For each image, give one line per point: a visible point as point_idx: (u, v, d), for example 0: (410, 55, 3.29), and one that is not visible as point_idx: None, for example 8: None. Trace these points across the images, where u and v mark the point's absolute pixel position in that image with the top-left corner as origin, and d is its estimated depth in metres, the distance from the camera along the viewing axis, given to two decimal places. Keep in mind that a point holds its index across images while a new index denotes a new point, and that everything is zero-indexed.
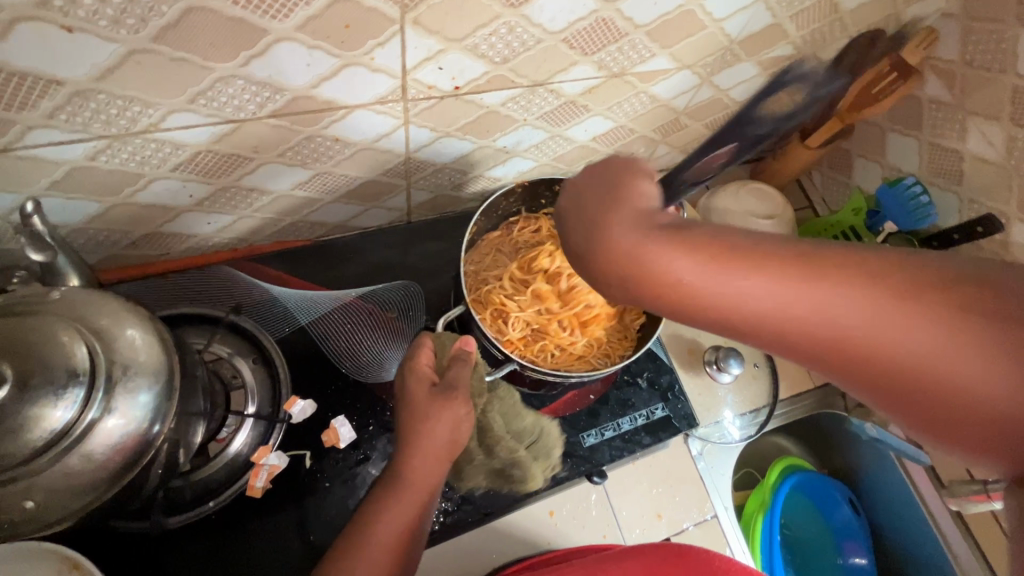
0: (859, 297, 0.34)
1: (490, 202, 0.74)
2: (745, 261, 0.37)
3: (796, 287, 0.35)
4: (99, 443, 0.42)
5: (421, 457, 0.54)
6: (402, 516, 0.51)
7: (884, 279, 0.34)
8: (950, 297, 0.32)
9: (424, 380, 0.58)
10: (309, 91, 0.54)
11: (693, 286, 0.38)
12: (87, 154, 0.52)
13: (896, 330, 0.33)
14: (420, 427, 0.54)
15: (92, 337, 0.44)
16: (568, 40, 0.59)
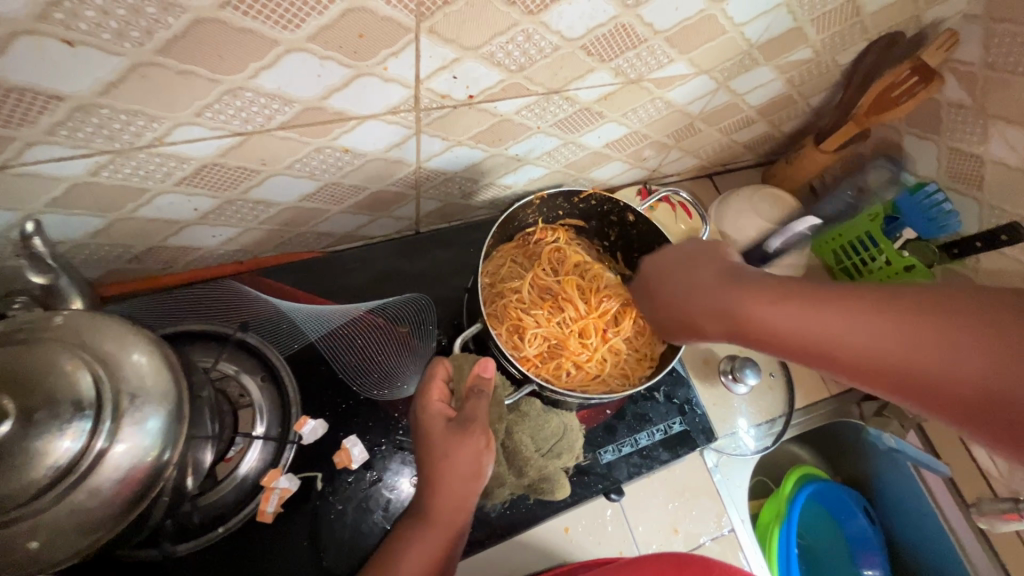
0: (876, 317, 0.40)
1: (511, 210, 0.72)
2: (780, 296, 0.45)
3: (821, 315, 0.42)
4: (107, 475, 0.40)
5: (440, 491, 0.53)
6: (427, 552, 0.51)
7: (882, 302, 0.40)
8: (962, 308, 0.37)
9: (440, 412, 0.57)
10: (320, 103, 0.52)
11: (744, 319, 0.47)
12: (89, 170, 0.50)
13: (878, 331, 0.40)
14: (438, 460, 0.53)
15: (97, 364, 0.42)
16: (586, 47, 0.57)
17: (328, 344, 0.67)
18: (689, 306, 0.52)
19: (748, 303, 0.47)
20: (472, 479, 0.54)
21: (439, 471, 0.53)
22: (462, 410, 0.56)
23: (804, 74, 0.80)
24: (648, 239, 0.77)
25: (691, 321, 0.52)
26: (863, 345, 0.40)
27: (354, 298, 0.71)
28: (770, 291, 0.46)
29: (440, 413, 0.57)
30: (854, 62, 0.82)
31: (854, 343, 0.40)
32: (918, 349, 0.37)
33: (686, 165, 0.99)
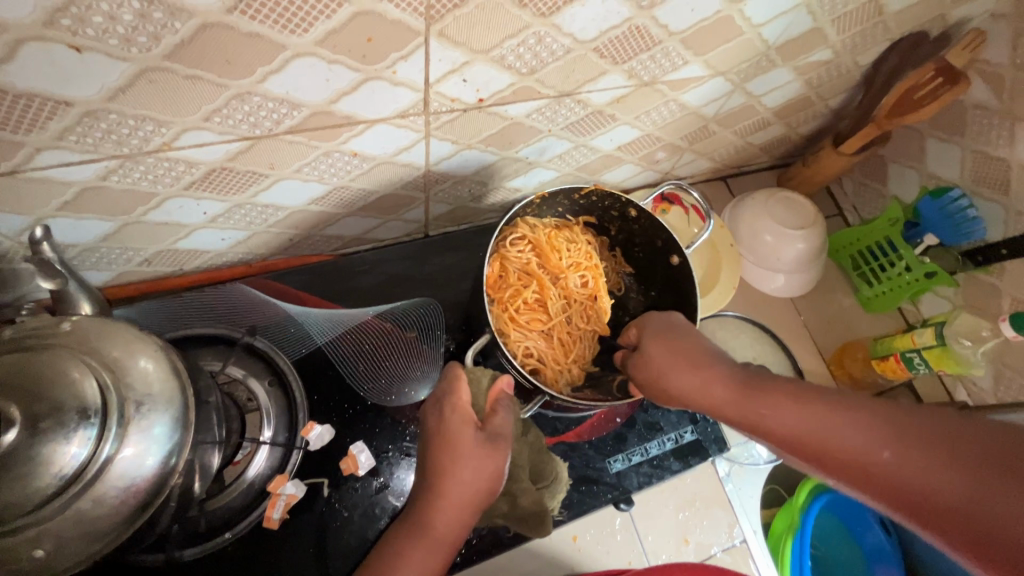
0: (861, 422, 0.43)
1: (513, 212, 0.67)
2: (780, 390, 0.49)
3: (806, 414, 0.46)
4: (112, 484, 0.40)
5: (449, 508, 0.50)
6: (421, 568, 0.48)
7: (865, 410, 0.44)
8: (934, 431, 0.40)
9: (470, 421, 0.52)
10: (328, 107, 0.51)
11: (746, 409, 0.51)
12: (98, 174, 0.50)
13: (856, 435, 0.43)
14: (457, 478, 0.49)
15: (104, 370, 0.42)
16: (599, 49, 0.56)
17: (354, 329, 0.68)
18: (695, 385, 0.55)
19: (751, 393, 0.51)
20: (482, 497, 0.51)
21: (456, 488, 0.49)
22: (490, 420, 0.54)
23: (822, 76, 0.78)
24: (650, 231, 0.73)
25: (694, 401, 0.56)
26: (851, 447, 0.43)
27: (363, 302, 0.71)
28: (771, 386, 0.50)
29: (468, 422, 0.52)
30: (875, 63, 0.80)
31: (842, 447, 0.43)
32: (896, 452, 0.41)
33: (700, 168, 0.97)
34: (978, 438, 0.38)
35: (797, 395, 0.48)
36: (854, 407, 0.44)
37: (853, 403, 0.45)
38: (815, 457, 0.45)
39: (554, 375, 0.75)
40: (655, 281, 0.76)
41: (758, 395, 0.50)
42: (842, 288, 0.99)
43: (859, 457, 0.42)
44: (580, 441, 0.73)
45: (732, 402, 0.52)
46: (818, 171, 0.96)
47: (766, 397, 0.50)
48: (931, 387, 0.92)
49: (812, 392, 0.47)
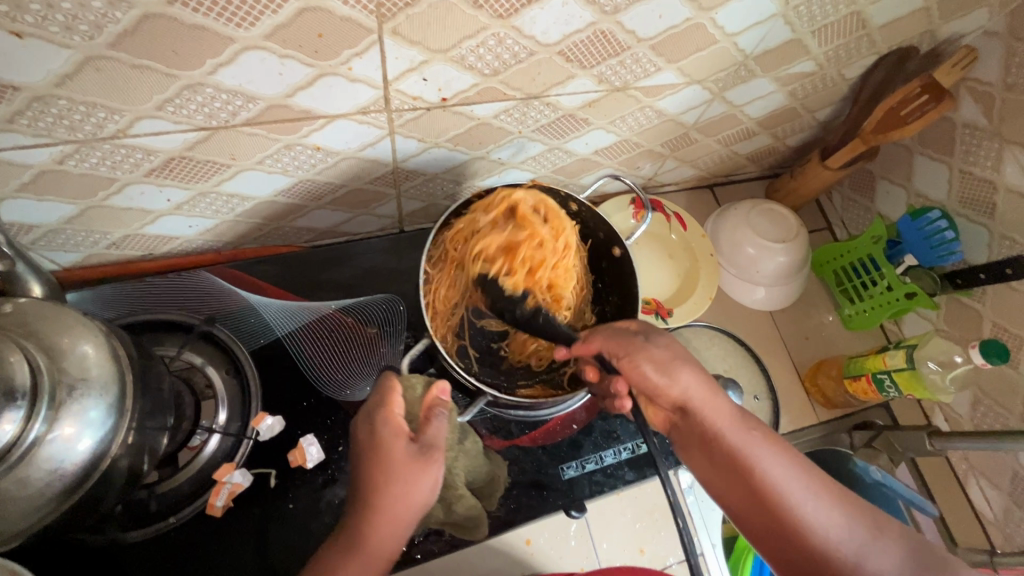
0: (826, 495, 0.51)
1: (444, 217, 0.67)
2: (776, 444, 0.53)
3: (792, 471, 0.52)
4: (38, 465, 0.41)
5: (389, 523, 0.48)
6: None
7: (831, 488, 0.52)
8: (872, 526, 0.50)
9: (402, 434, 0.50)
10: (285, 101, 0.51)
11: (739, 442, 0.53)
12: (54, 158, 0.50)
13: (820, 506, 0.50)
14: (391, 493, 0.48)
15: (39, 353, 0.43)
16: (564, 52, 0.56)
17: (321, 318, 0.68)
18: (702, 401, 0.56)
19: (750, 432, 0.54)
20: (418, 510, 0.49)
21: (393, 503, 0.47)
22: (422, 430, 0.51)
23: (807, 88, 0.77)
24: (592, 226, 0.74)
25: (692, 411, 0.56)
26: (812, 518, 0.50)
27: (326, 295, 0.71)
28: (768, 432, 0.54)
29: (400, 433, 0.50)
30: (862, 76, 0.78)
31: (807, 511, 0.50)
32: (841, 531, 0.49)
33: (684, 175, 0.96)
34: (895, 545, 0.49)
35: (787, 455, 0.53)
36: (825, 483, 0.52)
37: (826, 479, 0.52)
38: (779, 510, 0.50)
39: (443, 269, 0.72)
40: (601, 274, 0.76)
41: (756, 432, 0.54)
42: (823, 304, 0.97)
43: (813, 527, 0.49)
44: (535, 446, 0.72)
45: (730, 427, 0.54)
46: (805, 184, 0.94)
47: (764, 438, 0.54)
48: (907, 409, 0.91)
49: (796, 455, 0.54)
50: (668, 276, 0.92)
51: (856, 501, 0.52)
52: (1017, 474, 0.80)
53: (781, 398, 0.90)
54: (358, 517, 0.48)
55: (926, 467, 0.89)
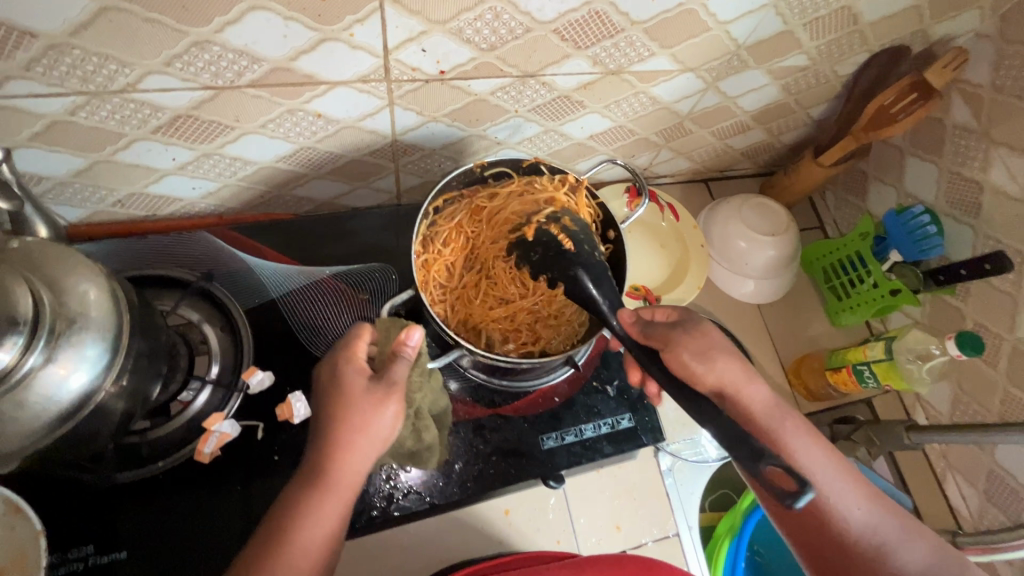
0: (847, 480, 0.54)
1: (443, 183, 0.64)
2: (809, 433, 0.56)
3: (819, 456, 0.55)
4: (37, 391, 0.43)
5: (351, 455, 0.49)
6: (326, 523, 0.47)
7: (851, 471, 0.55)
8: (886, 507, 0.54)
9: (363, 370, 0.53)
10: (288, 64, 0.53)
11: (776, 428, 0.55)
12: (66, 109, 0.53)
13: (843, 490, 0.54)
14: (350, 423, 0.50)
15: (43, 287, 0.45)
16: (559, 31, 0.58)
17: (316, 283, 0.71)
18: (745, 392, 0.56)
19: (786, 419, 0.56)
20: (379, 444, 0.51)
21: (352, 434, 0.49)
22: (388, 368, 0.53)
23: (800, 82, 0.79)
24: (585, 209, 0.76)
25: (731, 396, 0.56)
26: (837, 505, 0.53)
27: (321, 262, 0.73)
28: (798, 420, 0.57)
29: (360, 369, 0.53)
30: (855, 74, 0.80)
31: (831, 493, 0.53)
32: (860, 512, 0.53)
33: (680, 167, 0.97)
34: (907, 524, 0.54)
35: (818, 446, 0.55)
36: (846, 467, 0.55)
37: (847, 464, 0.56)
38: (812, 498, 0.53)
39: (438, 243, 0.69)
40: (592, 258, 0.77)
41: (788, 419, 0.56)
42: (811, 300, 0.98)
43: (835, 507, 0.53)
44: (516, 416, 0.70)
45: (765, 413, 0.56)
46: (797, 182, 0.95)
47: (795, 425, 0.56)
48: (889, 405, 0.92)
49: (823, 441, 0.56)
50: (658, 265, 0.94)
51: (871, 485, 0.56)
52: (993, 471, 0.81)
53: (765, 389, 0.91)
54: (319, 452, 0.50)
55: (905, 462, 0.90)
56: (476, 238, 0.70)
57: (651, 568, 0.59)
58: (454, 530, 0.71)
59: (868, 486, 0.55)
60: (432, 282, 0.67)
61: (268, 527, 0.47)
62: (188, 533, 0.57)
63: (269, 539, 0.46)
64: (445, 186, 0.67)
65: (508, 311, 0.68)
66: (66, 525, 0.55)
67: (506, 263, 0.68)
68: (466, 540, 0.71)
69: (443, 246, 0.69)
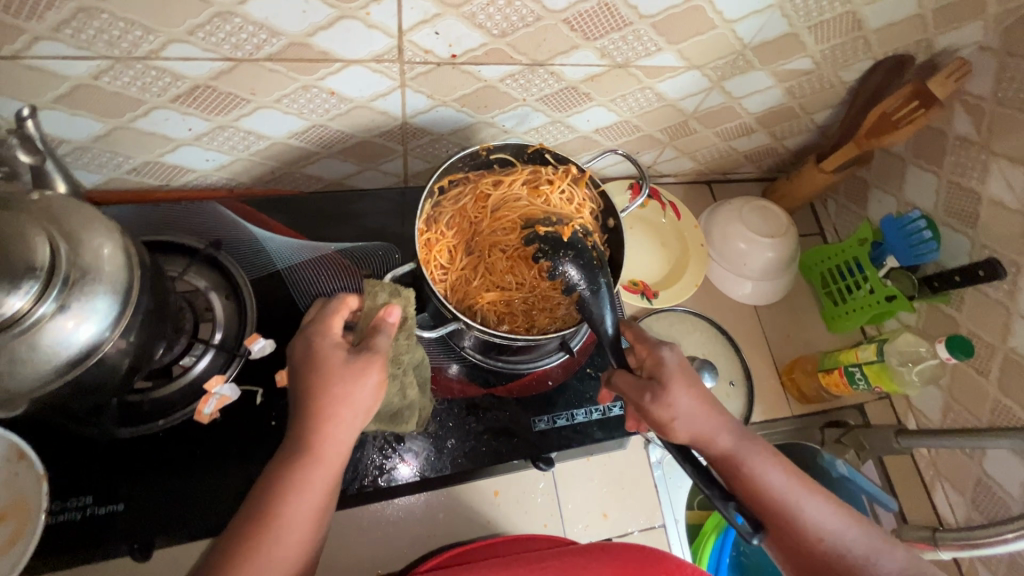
0: (815, 497, 0.54)
1: (450, 161, 0.65)
2: (772, 447, 0.56)
3: (784, 477, 0.54)
4: (47, 337, 0.45)
5: (335, 428, 0.49)
6: (313, 496, 0.47)
7: (817, 488, 0.55)
8: (856, 522, 0.54)
9: (340, 344, 0.52)
10: (305, 40, 0.55)
11: (741, 459, 0.55)
12: (91, 73, 0.55)
13: (811, 508, 0.53)
14: (331, 395, 0.49)
15: (61, 239, 0.47)
16: (569, 21, 0.60)
17: (321, 257, 0.73)
18: (707, 428, 0.55)
19: (748, 437, 0.56)
20: (363, 414, 0.51)
21: (333, 404, 0.49)
22: (366, 341, 0.53)
23: (804, 87, 0.80)
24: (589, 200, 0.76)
25: (694, 421, 0.55)
26: (809, 525, 0.52)
27: (327, 238, 0.75)
28: (760, 444, 0.56)
29: (337, 344, 0.52)
30: (859, 81, 0.82)
31: (801, 514, 0.53)
32: (829, 529, 0.53)
33: (683, 167, 0.99)
34: (876, 536, 0.54)
35: (782, 460, 0.55)
36: (811, 482, 0.55)
37: (812, 481, 0.55)
38: (783, 514, 0.53)
39: (442, 225, 0.70)
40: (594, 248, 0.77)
41: (750, 443, 0.56)
42: (808, 304, 0.99)
43: (807, 527, 0.52)
44: (509, 397, 0.72)
45: (728, 443, 0.55)
46: (799, 187, 0.96)
47: (757, 447, 0.55)
48: (880, 410, 0.93)
49: (787, 459, 0.56)
50: (657, 260, 0.95)
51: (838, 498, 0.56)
52: (981, 480, 0.81)
53: (758, 388, 0.92)
54: (300, 425, 0.49)
55: (895, 468, 0.91)
56: (477, 224, 0.71)
57: (663, 561, 0.56)
58: (443, 508, 0.72)
59: (835, 500, 0.56)
60: (433, 261, 0.69)
61: (254, 511, 0.46)
62: (184, 490, 0.59)
63: (254, 513, 0.45)
64: (452, 166, 0.68)
65: (500, 298, 0.69)
66: (68, 476, 0.57)
67: (505, 253, 0.70)
68: (454, 518, 0.72)
69: (447, 228, 0.70)
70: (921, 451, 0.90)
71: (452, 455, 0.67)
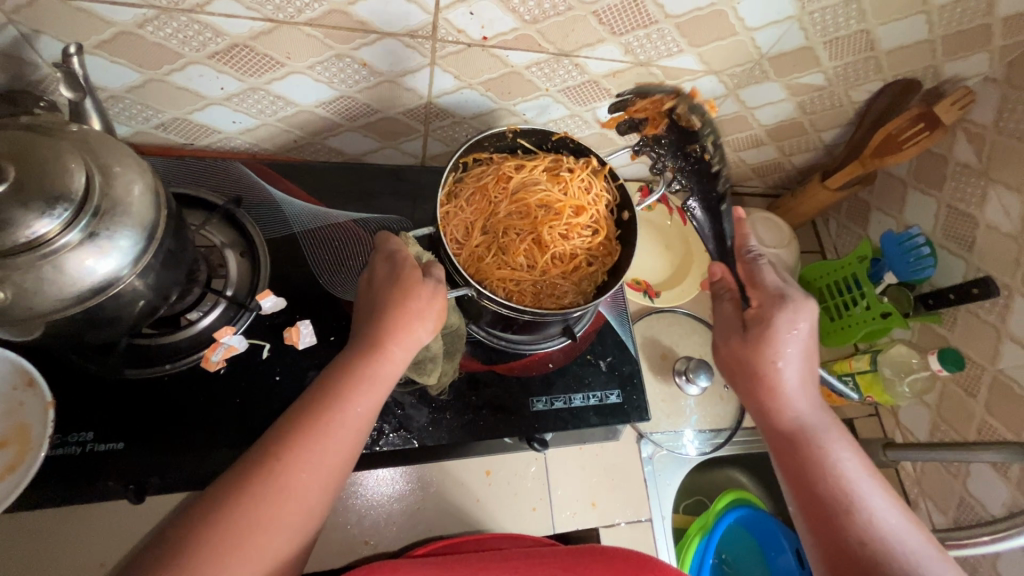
0: (880, 495, 0.53)
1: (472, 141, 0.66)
2: (844, 433, 0.57)
3: (849, 461, 0.54)
4: (73, 262, 0.46)
5: (409, 333, 0.54)
6: (376, 394, 0.50)
7: (887, 491, 0.54)
8: (921, 538, 0.51)
9: (416, 266, 0.57)
10: (346, 8, 0.58)
11: (808, 427, 0.56)
12: (136, 21, 0.57)
13: (867, 498, 0.52)
14: (408, 307, 0.54)
15: (96, 171, 0.48)
16: (599, 14, 0.62)
17: (337, 226, 0.74)
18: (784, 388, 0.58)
19: (822, 417, 0.57)
20: (429, 331, 0.55)
21: (403, 314, 0.53)
22: (428, 270, 0.58)
23: (816, 102, 0.83)
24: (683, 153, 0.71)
25: (768, 382, 0.58)
26: (862, 508, 0.52)
27: (342, 208, 0.76)
28: (837, 430, 0.57)
29: (412, 264, 0.57)
30: (868, 102, 0.85)
31: (856, 495, 0.52)
32: (886, 524, 0.51)
33: None
34: (938, 558, 0.50)
35: (854, 449, 0.56)
36: (881, 485, 0.54)
37: (883, 485, 0.54)
38: (836, 488, 0.53)
39: (462, 201, 0.72)
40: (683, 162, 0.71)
41: (823, 422, 0.57)
42: None
43: (858, 508, 0.52)
44: (510, 376, 0.73)
45: (800, 411, 0.57)
46: (805, 203, 0.99)
47: (829, 428, 0.57)
48: (868, 425, 0.95)
49: (860, 454, 0.56)
50: (662, 261, 0.97)
51: (907, 511, 0.53)
52: (963, 498, 0.83)
53: None
54: (373, 329, 0.53)
55: None
56: (496, 205, 0.72)
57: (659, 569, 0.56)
58: (433, 482, 0.73)
59: (907, 514, 0.53)
60: (449, 234, 0.70)
61: (314, 395, 0.49)
62: (181, 435, 0.59)
63: (316, 398, 0.48)
64: (478, 144, 0.70)
65: (511, 278, 0.70)
66: (71, 410, 0.58)
67: (519, 237, 0.72)
68: (445, 493, 0.73)
69: (466, 205, 0.72)
70: (906, 469, 0.92)
71: (449, 424, 0.68)
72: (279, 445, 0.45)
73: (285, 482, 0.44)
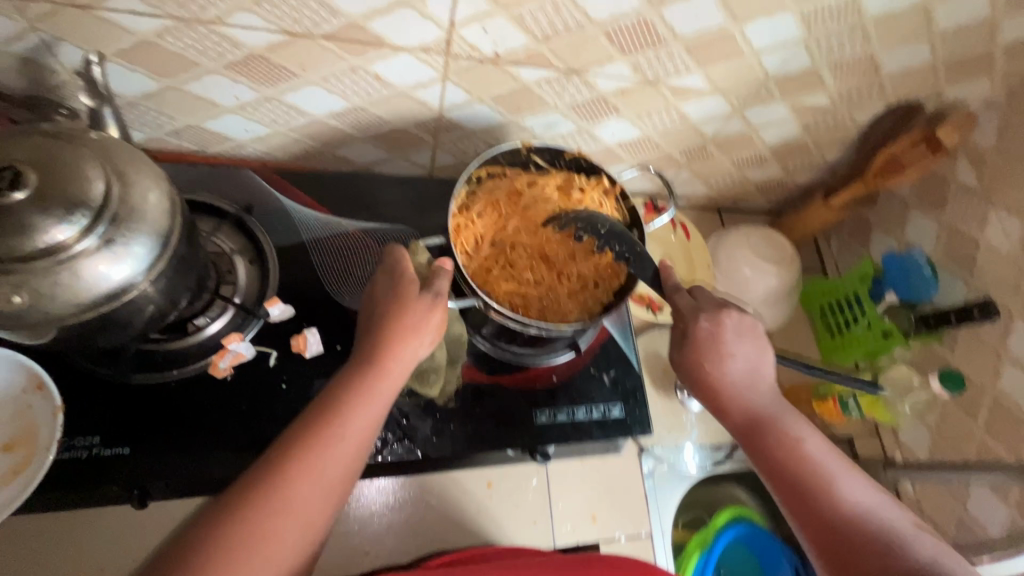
0: (846, 470, 0.56)
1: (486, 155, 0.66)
2: (799, 417, 0.59)
3: (812, 443, 0.57)
4: (90, 268, 0.46)
5: (406, 345, 0.54)
6: (377, 404, 0.51)
7: (852, 466, 0.57)
8: (888, 505, 0.54)
9: (414, 280, 0.57)
10: (362, 23, 0.59)
11: (768, 418, 0.59)
12: (156, 31, 0.58)
13: (837, 475, 0.55)
14: (404, 321, 0.54)
15: (114, 179, 0.49)
16: (610, 34, 0.64)
17: (345, 234, 0.75)
18: (737, 387, 0.60)
19: (778, 404, 0.60)
20: (427, 343, 0.56)
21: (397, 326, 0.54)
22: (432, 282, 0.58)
23: (820, 123, 0.84)
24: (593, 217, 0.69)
25: (725, 387, 0.60)
26: (831, 487, 0.54)
27: (351, 217, 0.77)
28: (795, 414, 0.60)
29: (412, 279, 0.57)
30: (871, 124, 0.86)
31: (824, 475, 0.55)
32: (856, 497, 0.54)
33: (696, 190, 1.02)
34: (908, 521, 0.53)
35: (813, 431, 0.58)
36: (845, 460, 0.57)
37: (847, 460, 0.57)
38: (805, 472, 0.55)
39: (473, 214, 0.71)
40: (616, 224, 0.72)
41: (782, 409, 0.60)
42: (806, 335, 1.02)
43: (828, 487, 0.54)
44: (512, 388, 0.73)
45: (757, 404, 0.60)
46: (807, 220, 1.00)
47: (788, 413, 0.59)
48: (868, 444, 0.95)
49: (823, 435, 0.59)
50: None
51: (871, 480, 0.56)
52: (963, 519, 0.83)
53: None
54: (373, 341, 0.54)
55: None
56: (507, 219, 0.73)
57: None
58: (435, 493, 0.73)
59: (872, 483, 0.56)
60: (459, 244, 0.69)
61: (319, 409, 0.49)
62: (186, 440, 0.59)
63: (320, 413, 0.49)
64: (492, 157, 0.72)
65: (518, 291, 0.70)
66: (77, 414, 0.58)
67: (527, 252, 0.73)
68: (446, 504, 0.73)
69: (477, 217, 0.72)
70: (907, 489, 0.91)
71: (452, 435, 0.69)
72: (284, 456, 0.46)
73: (288, 494, 0.44)
